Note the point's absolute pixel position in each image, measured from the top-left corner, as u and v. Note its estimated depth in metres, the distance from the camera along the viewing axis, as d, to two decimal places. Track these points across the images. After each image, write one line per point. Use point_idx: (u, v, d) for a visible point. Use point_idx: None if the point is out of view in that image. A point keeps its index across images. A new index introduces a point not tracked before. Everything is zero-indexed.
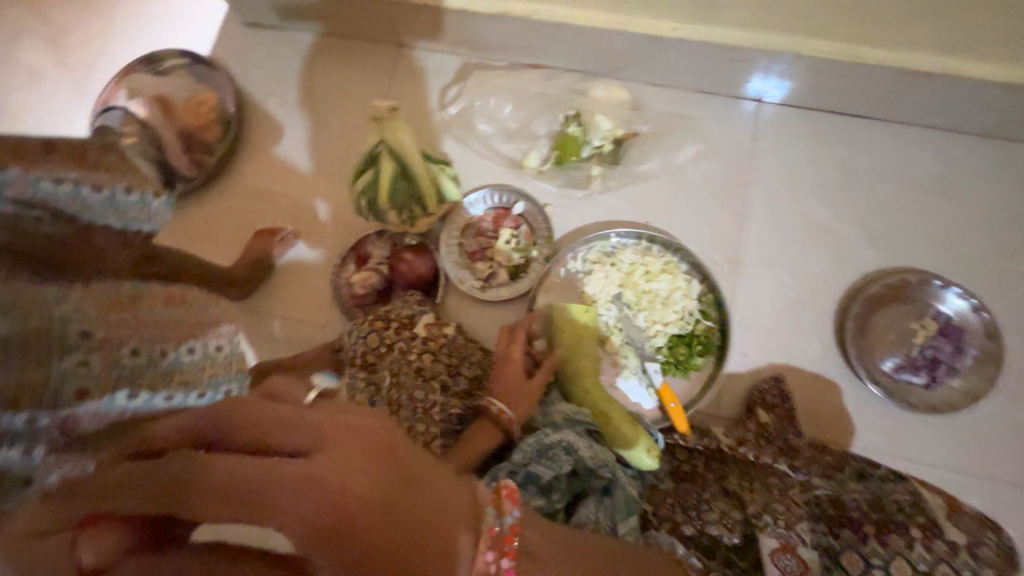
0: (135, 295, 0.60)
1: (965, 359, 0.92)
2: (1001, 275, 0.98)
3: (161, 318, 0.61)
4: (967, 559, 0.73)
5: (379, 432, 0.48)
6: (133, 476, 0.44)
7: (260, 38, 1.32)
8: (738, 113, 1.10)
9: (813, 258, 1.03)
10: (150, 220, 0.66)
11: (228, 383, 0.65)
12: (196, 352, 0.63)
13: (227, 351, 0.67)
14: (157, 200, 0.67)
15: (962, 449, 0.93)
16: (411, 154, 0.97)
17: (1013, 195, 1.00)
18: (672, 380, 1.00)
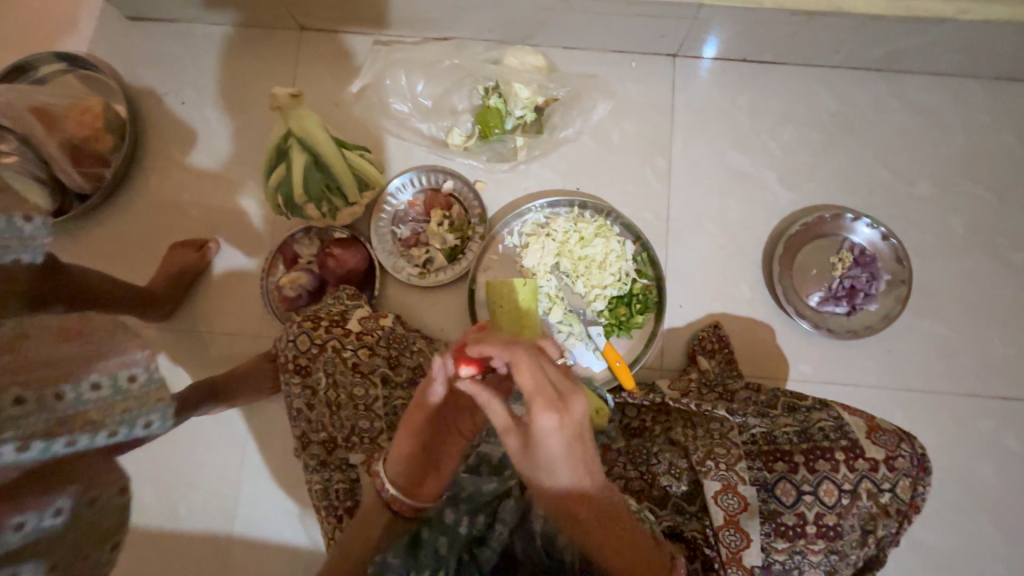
0: (22, 334, 0.64)
1: (879, 284, 0.97)
2: (906, 201, 1.04)
3: (69, 354, 0.66)
4: (886, 473, 0.76)
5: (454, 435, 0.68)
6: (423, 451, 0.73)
7: (150, 36, 1.22)
8: (653, 69, 1.10)
9: (735, 205, 1.07)
10: (27, 245, 0.73)
11: (144, 416, 0.72)
12: (104, 388, 0.67)
13: (141, 379, 0.72)
14: (30, 224, 0.73)
15: (884, 367, 1.00)
16: (318, 142, 0.92)
17: (910, 124, 1.05)
18: (616, 341, 1.02)
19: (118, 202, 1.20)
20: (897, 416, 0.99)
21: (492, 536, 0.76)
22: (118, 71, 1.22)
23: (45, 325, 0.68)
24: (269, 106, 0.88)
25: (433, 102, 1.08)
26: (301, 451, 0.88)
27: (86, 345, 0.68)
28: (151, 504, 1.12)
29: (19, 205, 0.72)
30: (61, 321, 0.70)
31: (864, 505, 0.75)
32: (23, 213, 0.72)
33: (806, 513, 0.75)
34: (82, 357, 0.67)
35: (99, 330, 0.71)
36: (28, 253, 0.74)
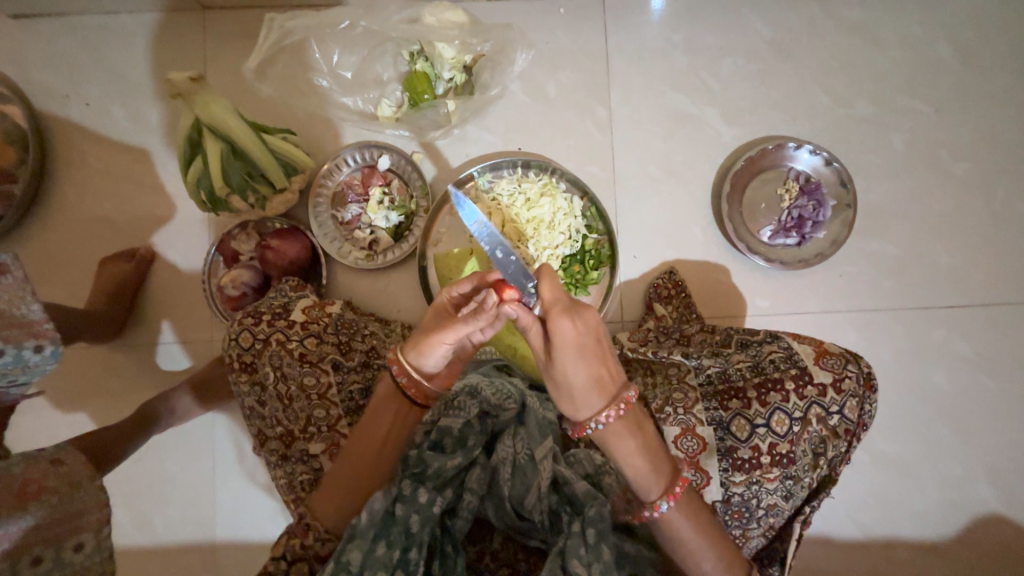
0: None
1: (826, 212, 0.97)
2: (846, 124, 1.03)
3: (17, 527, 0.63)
4: (834, 396, 0.77)
5: (373, 411, 0.76)
6: (370, 429, 0.75)
7: (38, 33, 1.12)
8: (581, 12, 1.05)
9: (678, 147, 1.04)
10: (28, 371, 0.72)
11: None
12: (43, 562, 0.65)
13: (88, 548, 0.69)
14: (38, 354, 0.72)
15: (836, 292, 1.01)
16: (228, 126, 0.86)
17: (844, 43, 1.03)
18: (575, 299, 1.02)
19: (38, 221, 1.13)
20: (853, 338, 1.01)
21: (461, 506, 0.78)
22: (11, 78, 1.11)
23: (10, 474, 0.66)
24: (169, 94, 0.82)
25: (355, 74, 1.02)
26: (262, 448, 0.88)
27: (39, 515, 0.65)
28: (126, 524, 1.09)
29: (28, 332, 0.71)
30: (25, 470, 0.67)
31: (814, 430, 0.77)
32: (33, 345, 0.71)
33: (760, 445, 0.76)
34: (23, 541, 0.64)
35: (61, 489, 0.69)
36: (25, 379, 0.73)
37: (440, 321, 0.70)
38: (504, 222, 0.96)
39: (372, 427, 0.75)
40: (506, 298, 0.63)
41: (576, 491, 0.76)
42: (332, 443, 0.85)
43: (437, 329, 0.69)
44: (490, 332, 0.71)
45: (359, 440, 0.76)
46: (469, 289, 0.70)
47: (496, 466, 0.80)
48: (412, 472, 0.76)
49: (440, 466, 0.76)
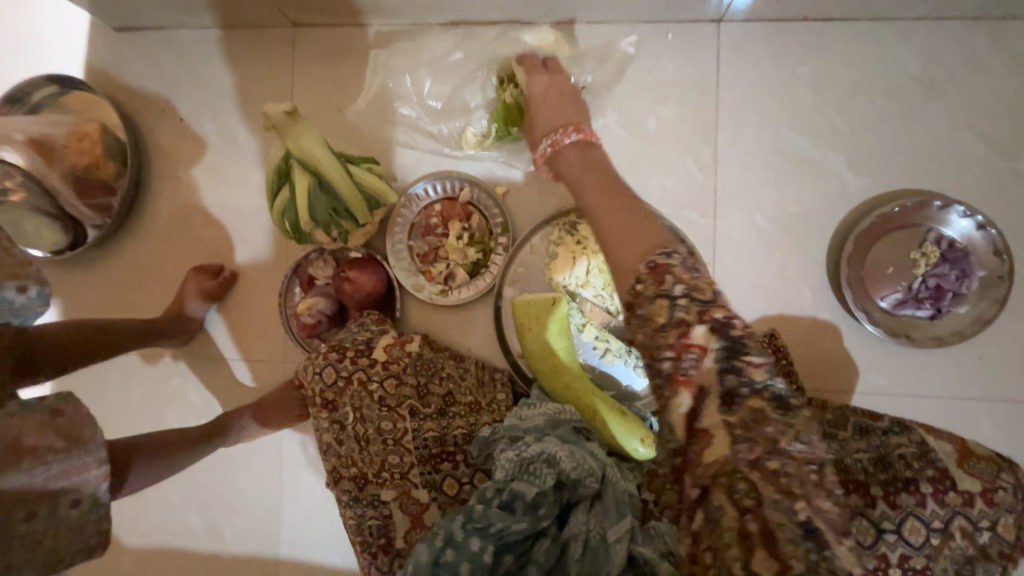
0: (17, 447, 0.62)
1: (971, 282, 0.84)
2: (1005, 180, 0.87)
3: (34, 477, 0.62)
4: (984, 509, 0.66)
5: (383, 461, 0.85)
6: (391, 475, 0.85)
7: (140, 46, 1.14)
8: (693, 40, 0.94)
9: (793, 195, 0.93)
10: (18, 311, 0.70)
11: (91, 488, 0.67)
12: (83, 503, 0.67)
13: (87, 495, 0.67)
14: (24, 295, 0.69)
15: (972, 375, 0.87)
16: (315, 157, 0.84)
17: (1011, 83, 0.87)
18: None
19: (132, 231, 1.17)
20: (990, 432, 0.87)
21: (525, 574, 0.76)
22: (115, 91, 1.15)
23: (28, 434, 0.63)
24: (264, 126, 0.82)
25: (444, 102, 0.96)
26: (332, 486, 0.88)
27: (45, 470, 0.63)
28: (197, 529, 1.13)
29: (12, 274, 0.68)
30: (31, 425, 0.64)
31: (957, 547, 0.66)
32: (16, 286, 0.68)
33: (889, 555, 0.66)
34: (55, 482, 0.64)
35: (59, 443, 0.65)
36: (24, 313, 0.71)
37: (399, 356, 0.88)
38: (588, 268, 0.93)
39: (395, 476, 0.84)
40: (392, 343, 0.90)
41: (658, 571, 0.71)
42: (403, 491, 0.84)
43: (369, 379, 0.86)
44: (426, 359, 0.90)
45: (392, 493, 0.85)
46: (392, 342, 0.90)
47: (566, 540, 0.75)
48: (471, 525, 0.74)
49: (503, 528, 0.73)
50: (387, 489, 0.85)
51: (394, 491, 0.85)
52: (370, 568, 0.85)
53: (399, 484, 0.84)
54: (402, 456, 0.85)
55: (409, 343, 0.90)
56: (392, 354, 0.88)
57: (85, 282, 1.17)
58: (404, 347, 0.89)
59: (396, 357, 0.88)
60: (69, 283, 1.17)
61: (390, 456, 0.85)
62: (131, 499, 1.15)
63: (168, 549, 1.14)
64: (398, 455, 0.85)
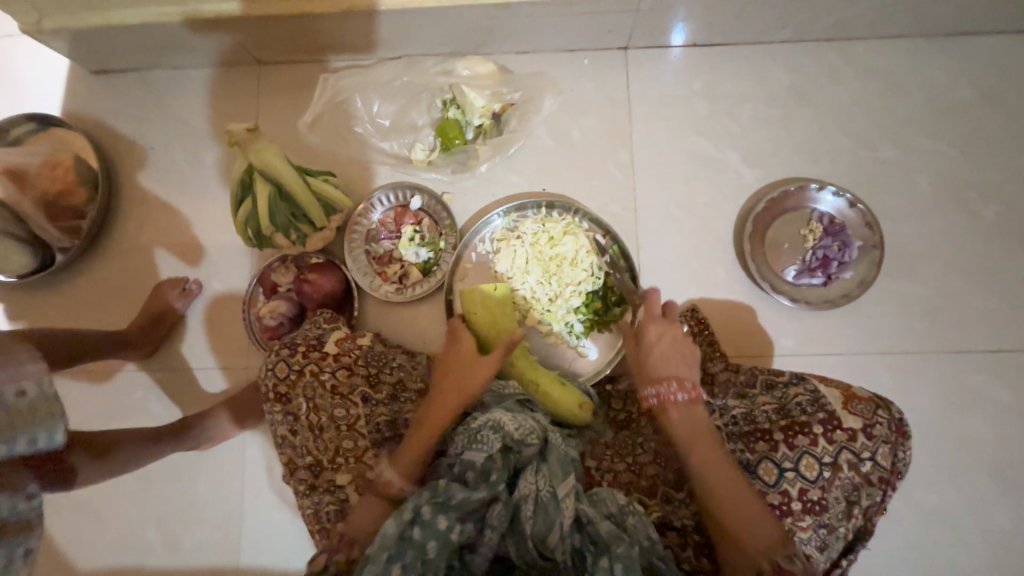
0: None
1: (852, 252, 0.97)
2: (868, 166, 1.04)
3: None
4: (865, 442, 0.76)
5: (339, 448, 0.90)
6: (347, 459, 0.89)
7: (114, 86, 1.25)
8: (605, 64, 1.11)
9: (699, 188, 1.07)
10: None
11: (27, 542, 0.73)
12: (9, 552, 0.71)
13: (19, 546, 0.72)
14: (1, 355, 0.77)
15: (864, 332, 1.00)
16: (276, 170, 0.93)
17: (863, 89, 1.06)
18: (597, 335, 1.03)
19: (100, 253, 1.22)
20: (887, 382, 0.98)
21: (482, 541, 0.77)
22: (89, 126, 1.25)
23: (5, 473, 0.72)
24: (228, 143, 0.90)
25: (392, 121, 1.10)
26: (291, 478, 0.92)
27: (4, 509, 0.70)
28: (156, 546, 1.12)
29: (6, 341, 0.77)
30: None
31: (846, 476, 0.75)
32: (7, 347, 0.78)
33: (790, 491, 0.75)
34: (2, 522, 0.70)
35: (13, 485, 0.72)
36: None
37: (352, 348, 0.95)
38: (529, 259, 0.99)
39: (352, 461, 0.89)
40: (343, 337, 0.96)
41: (599, 531, 0.76)
42: (358, 474, 0.89)
43: (323, 370, 0.92)
44: (376, 350, 0.97)
45: (349, 475, 0.89)
46: (343, 336, 0.97)
47: (518, 503, 0.79)
48: (434, 500, 0.76)
49: (464, 498, 0.76)
50: (344, 474, 0.89)
51: (351, 475, 0.89)
52: None
53: (354, 467, 0.89)
54: (358, 441, 0.90)
55: (359, 338, 0.97)
56: (344, 347, 0.95)
57: (51, 304, 1.21)
58: (358, 339, 0.97)
59: (349, 347, 0.95)
60: (34, 306, 1.21)
61: (345, 442, 0.90)
62: (88, 519, 1.14)
63: (125, 570, 1.12)
64: (353, 440, 0.90)
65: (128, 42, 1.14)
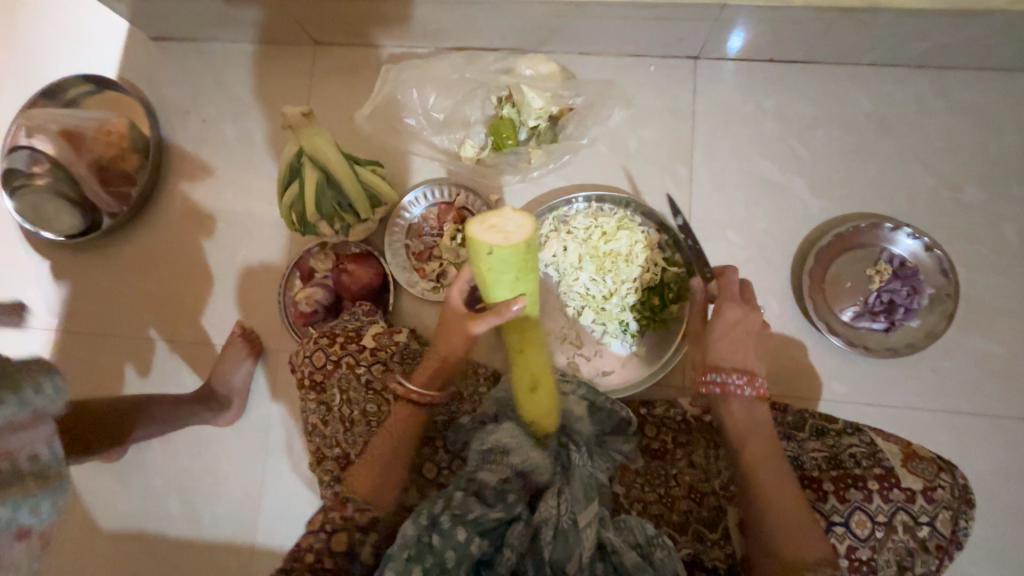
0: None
1: (921, 299, 0.91)
2: (947, 208, 0.97)
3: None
4: (924, 505, 0.71)
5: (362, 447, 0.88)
6: None
7: (171, 54, 1.25)
8: (672, 73, 1.06)
9: (760, 214, 1.01)
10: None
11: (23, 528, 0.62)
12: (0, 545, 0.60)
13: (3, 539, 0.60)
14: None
15: (922, 385, 0.93)
16: (324, 154, 0.91)
17: (951, 124, 0.98)
18: (653, 333, 0.99)
19: (143, 221, 1.23)
20: (943, 441, 0.92)
21: (498, 562, 0.72)
22: (143, 92, 1.25)
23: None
24: (282, 125, 0.89)
25: (446, 115, 1.06)
26: (318, 467, 0.92)
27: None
28: (177, 514, 1.15)
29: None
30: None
31: (900, 539, 0.70)
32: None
33: (838, 546, 0.70)
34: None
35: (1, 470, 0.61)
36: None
37: (385, 344, 0.93)
38: (583, 256, 0.97)
39: (363, 463, 0.83)
40: (382, 332, 0.95)
41: (624, 562, 0.71)
42: None
43: (359, 364, 0.90)
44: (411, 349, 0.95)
45: (357, 477, 0.82)
46: (383, 330, 0.95)
47: (538, 526, 0.74)
48: (453, 511, 0.72)
49: (481, 514, 0.72)
50: None
51: (358, 477, 0.82)
52: None
53: (361, 469, 0.83)
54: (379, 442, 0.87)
55: (395, 333, 0.96)
56: (382, 342, 0.93)
57: (93, 267, 1.22)
58: (393, 334, 0.95)
59: (385, 343, 0.93)
60: (78, 268, 1.23)
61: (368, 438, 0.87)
62: (115, 481, 1.16)
63: (144, 534, 1.15)
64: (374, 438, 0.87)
65: (190, 12, 1.13)
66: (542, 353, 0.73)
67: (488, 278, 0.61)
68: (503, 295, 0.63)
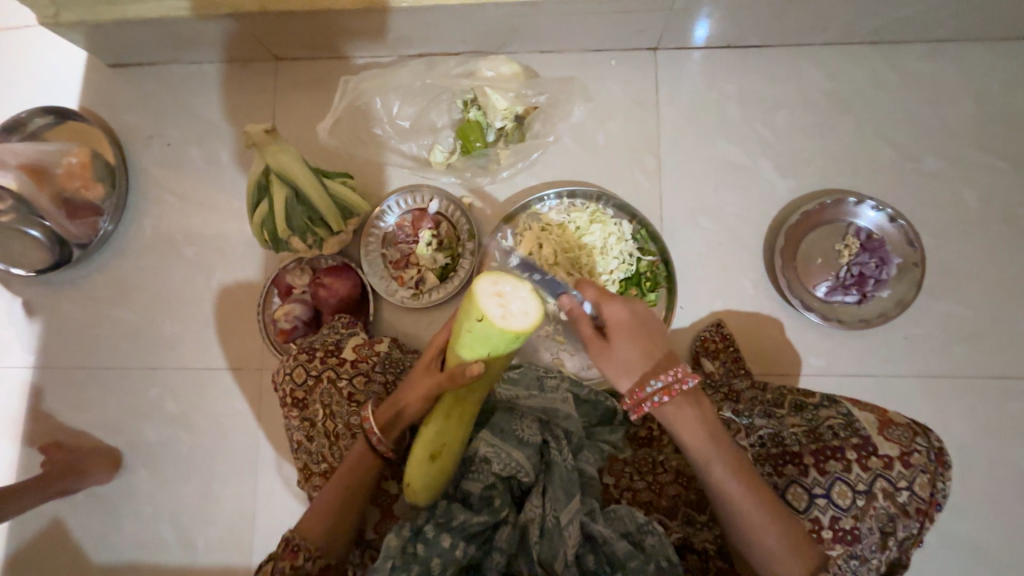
0: None
1: (890, 269, 0.92)
2: (908, 179, 0.99)
3: None
4: (902, 470, 0.72)
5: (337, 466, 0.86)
6: None
7: (132, 79, 1.24)
8: (633, 65, 1.07)
9: (729, 197, 1.03)
10: None
11: None
12: None
13: None
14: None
15: (897, 353, 0.95)
16: (291, 171, 0.91)
17: (906, 97, 1.01)
18: None
19: (114, 249, 1.21)
20: (922, 406, 0.94)
21: (488, 565, 0.74)
22: (106, 120, 1.23)
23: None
24: (245, 144, 0.87)
25: (412, 122, 1.07)
26: (306, 484, 0.91)
27: None
28: (170, 543, 1.13)
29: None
30: None
31: (881, 506, 0.71)
32: None
33: (820, 518, 0.71)
34: None
35: None
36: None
37: (365, 356, 0.93)
38: (559, 252, 0.95)
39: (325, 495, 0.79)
40: (362, 343, 0.95)
41: (615, 551, 0.72)
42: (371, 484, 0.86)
43: (342, 377, 0.90)
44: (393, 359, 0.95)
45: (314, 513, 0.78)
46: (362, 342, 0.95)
47: (525, 526, 0.75)
48: (437, 520, 0.73)
49: (465, 520, 0.73)
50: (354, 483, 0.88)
51: (314, 515, 0.78)
52: None
53: (317, 506, 0.79)
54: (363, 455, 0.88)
55: (376, 343, 0.96)
56: (363, 354, 0.93)
57: (66, 299, 1.20)
58: (372, 345, 0.95)
59: (366, 355, 0.93)
60: (49, 301, 1.21)
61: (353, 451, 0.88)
62: (104, 515, 1.15)
63: (138, 565, 1.13)
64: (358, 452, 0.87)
65: (146, 35, 1.11)
66: (460, 426, 0.74)
67: (463, 337, 0.68)
68: (464, 358, 0.70)
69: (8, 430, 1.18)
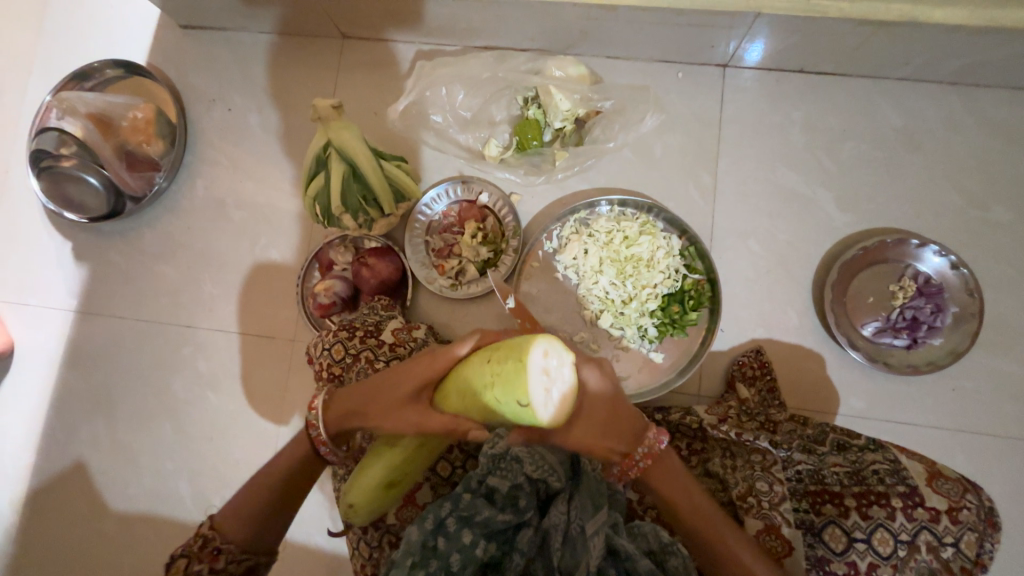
0: None
1: (945, 318, 0.90)
2: (974, 227, 0.96)
3: None
4: (949, 526, 0.70)
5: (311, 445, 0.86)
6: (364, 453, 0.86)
7: (201, 42, 1.26)
8: (700, 80, 1.05)
9: (783, 225, 1.01)
10: None
11: None
12: None
13: None
14: None
15: (940, 404, 0.93)
16: (353, 150, 0.92)
17: (981, 143, 0.98)
18: (671, 339, 0.98)
19: (164, 206, 1.23)
20: (960, 460, 0.91)
21: (508, 565, 0.73)
22: (172, 80, 1.26)
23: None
24: (311, 118, 0.90)
25: (473, 113, 1.07)
26: None
27: None
28: (186, 498, 1.15)
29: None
30: None
31: (922, 559, 0.70)
32: None
33: (858, 562, 0.71)
34: None
35: None
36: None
37: (401, 341, 0.93)
38: (606, 258, 0.97)
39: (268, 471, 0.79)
40: (401, 328, 0.95)
41: (637, 568, 0.70)
42: None
43: (378, 358, 0.90)
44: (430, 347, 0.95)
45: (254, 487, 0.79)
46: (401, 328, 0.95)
47: (547, 531, 0.74)
48: (459, 513, 0.72)
49: (489, 517, 0.72)
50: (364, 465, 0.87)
51: (250, 488, 0.79)
52: (359, 544, 0.87)
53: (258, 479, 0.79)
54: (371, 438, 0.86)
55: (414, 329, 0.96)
56: (400, 339, 0.93)
57: (114, 249, 1.23)
58: (410, 331, 0.95)
59: (403, 340, 0.93)
60: (99, 249, 1.24)
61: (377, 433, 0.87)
62: (126, 463, 1.17)
63: (154, 516, 1.16)
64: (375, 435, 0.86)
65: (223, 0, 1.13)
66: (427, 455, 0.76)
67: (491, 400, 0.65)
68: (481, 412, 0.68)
69: (42, 369, 1.22)
